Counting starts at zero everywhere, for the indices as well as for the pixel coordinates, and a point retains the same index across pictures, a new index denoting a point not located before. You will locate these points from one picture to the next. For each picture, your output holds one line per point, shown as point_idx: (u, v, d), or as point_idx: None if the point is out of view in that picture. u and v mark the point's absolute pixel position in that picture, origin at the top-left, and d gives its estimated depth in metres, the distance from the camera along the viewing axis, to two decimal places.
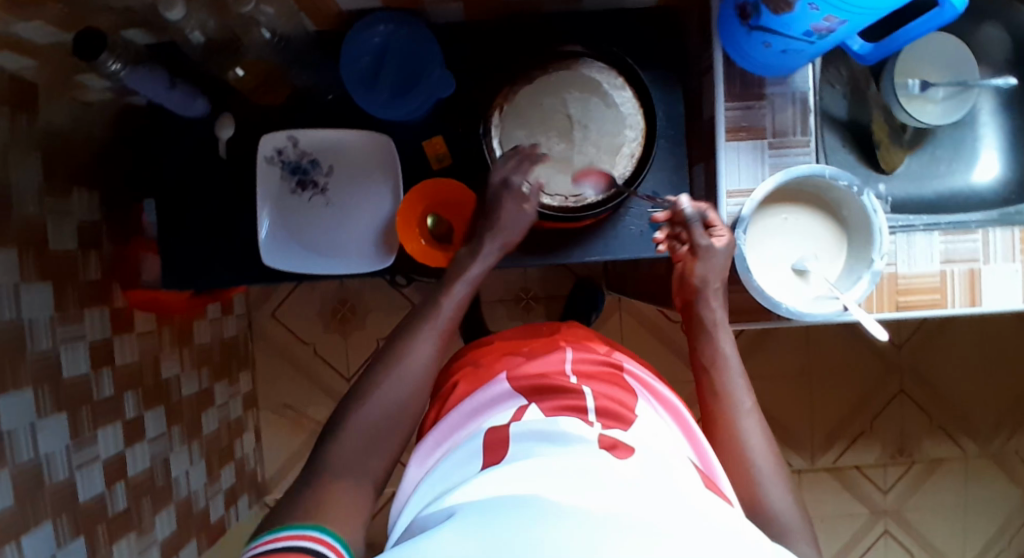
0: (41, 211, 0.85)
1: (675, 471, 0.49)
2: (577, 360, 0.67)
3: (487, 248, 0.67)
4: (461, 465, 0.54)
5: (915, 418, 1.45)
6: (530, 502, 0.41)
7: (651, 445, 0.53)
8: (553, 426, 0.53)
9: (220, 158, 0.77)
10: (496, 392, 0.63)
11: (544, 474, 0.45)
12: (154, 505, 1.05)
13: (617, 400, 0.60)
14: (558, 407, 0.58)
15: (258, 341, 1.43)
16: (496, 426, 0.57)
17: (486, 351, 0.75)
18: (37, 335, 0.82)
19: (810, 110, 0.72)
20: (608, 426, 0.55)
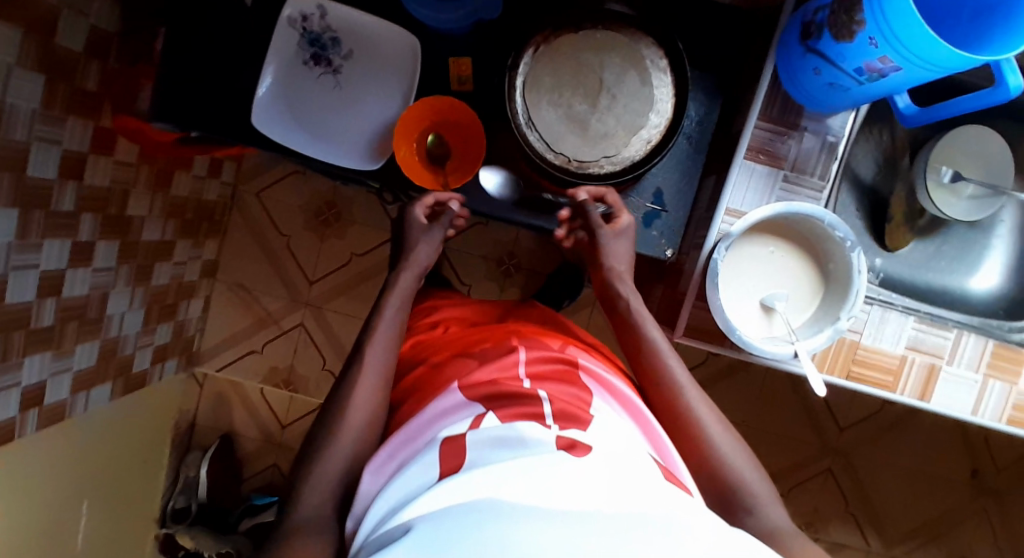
0: (60, 0, 0.81)
1: (631, 464, 0.48)
2: (532, 358, 0.64)
3: (403, 278, 0.74)
4: (416, 473, 0.49)
5: (834, 500, 1.46)
6: (492, 511, 0.40)
7: (612, 444, 0.51)
8: (512, 432, 0.50)
9: (246, 4, 0.74)
10: (444, 405, 0.58)
11: (503, 476, 0.44)
12: (79, 333, 1.03)
13: (574, 401, 0.57)
14: (516, 414, 0.54)
15: (236, 215, 1.41)
16: (452, 434, 0.52)
17: (437, 344, 0.75)
18: (14, 123, 0.78)
19: (835, 157, 0.70)
20: (566, 428, 0.51)
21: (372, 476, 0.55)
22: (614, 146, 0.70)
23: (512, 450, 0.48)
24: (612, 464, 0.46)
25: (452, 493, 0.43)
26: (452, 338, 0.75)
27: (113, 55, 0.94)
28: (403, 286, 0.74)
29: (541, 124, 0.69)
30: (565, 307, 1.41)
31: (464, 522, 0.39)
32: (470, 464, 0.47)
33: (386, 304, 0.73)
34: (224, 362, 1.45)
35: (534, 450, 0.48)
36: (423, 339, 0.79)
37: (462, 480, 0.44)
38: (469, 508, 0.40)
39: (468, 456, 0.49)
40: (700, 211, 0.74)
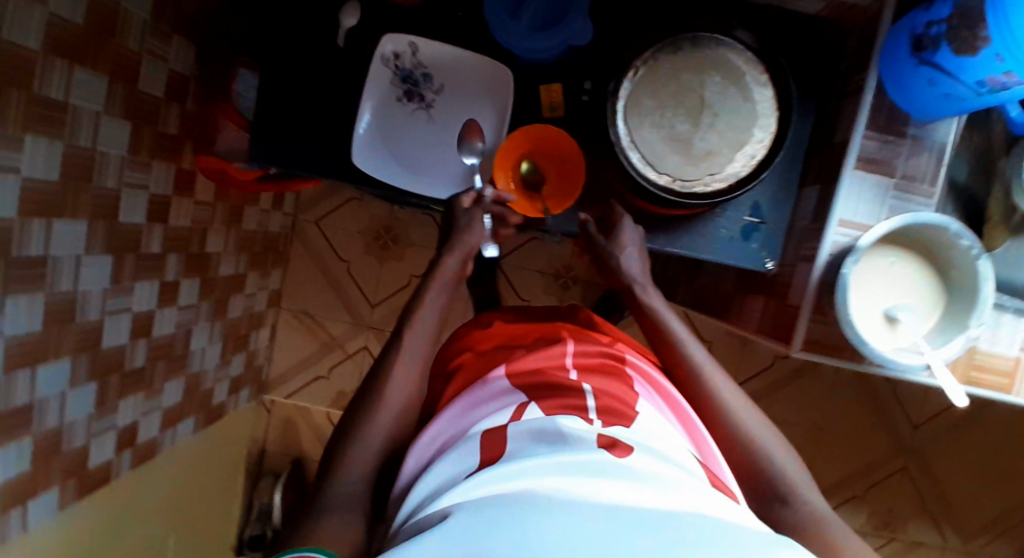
0: (141, 50, 0.83)
1: (672, 467, 0.49)
2: (580, 351, 0.67)
3: (449, 259, 0.73)
4: (457, 458, 0.52)
5: (909, 498, 1.43)
6: (527, 505, 0.41)
7: (653, 439, 0.53)
8: (554, 425, 0.51)
9: (337, 45, 0.75)
10: (495, 389, 0.62)
11: (551, 477, 0.45)
12: (167, 371, 1.06)
13: (619, 397, 0.59)
14: (559, 407, 0.56)
15: (297, 243, 1.43)
16: (493, 426, 0.54)
17: (489, 336, 0.79)
18: (105, 171, 0.81)
19: (944, 162, 0.69)
20: (608, 424, 0.53)
21: (413, 461, 0.58)
22: (718, 165, 0.69)
23: (552, 445, 0.49)
24: (655, 468, 0.47)
25: (498, 481, 0.45)
26: (500, 333, 0.80)
27: (191, 98, 0.96)
28: (447, 270, 0.73)
29: (644, 146, 0.69)
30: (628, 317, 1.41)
31: (508, 518, 0.39)
32: (511, 454, 0.49)
33: (429, 290, 0.72)
34: (294, 389, 1.47)
35: (580, 451, 0.47)
36: (471, 332, 0.83)
37: (507, 472, 0.46)
38: (514, 502, 0.41)
39: (511, 446, 0.50)
40: (804, 223, 0.74)
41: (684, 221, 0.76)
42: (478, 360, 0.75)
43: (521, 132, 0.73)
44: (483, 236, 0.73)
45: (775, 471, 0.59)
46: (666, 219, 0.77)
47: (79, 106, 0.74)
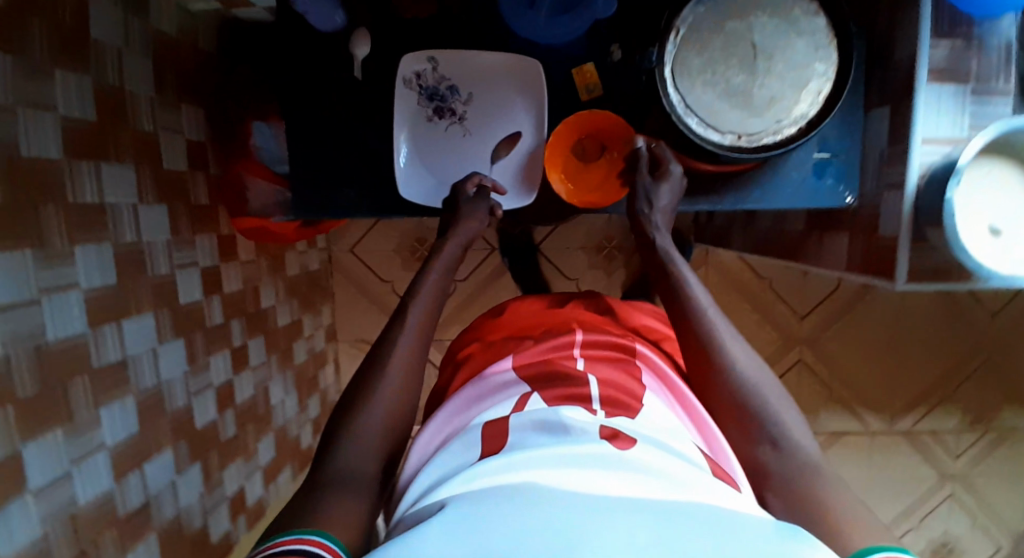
0: (155, 128, 0.81)
1: (675, 460, 0.48)
2: (589, 340, 0.67)
3: (448, 248, 0.68)
4: (456, 451, 0.53)
5: (999, 388, 1.41)
6: (529, 496, 0.40)
7: (658, 432, 0.52)
8: (557, 416, 0.52)
9: (355, 78, 0.72)
10: (502, 380, 0.62)
11: (544, 468, 0.45)
12: (257, 432, 1.07)
13: (624, 387, 0.59)
14: (561, 398, 0.57)
15: (337, 275, 1.42)
16: (495, 418, 0.55)
17: (497, 328, 0.77)
18: (156, 259, 0.81)
19: (1016, 55, 0.65)
20: (614, 415, 0.54)
21: (417, 457, 0.61)
22: (784, 111, 0.64)
23: (556, 436, 0.50)
24: (654, 457, 0.47)
25: (495, 472, 0.46)
26: (511, 322, 0.77)
27: (213, 162, 0.94)
28: (448, 256, 0.68)
29: (700, 108, 0.64)
30: None
31: (504, 503, 0.40)
32: (513, 444, 0.50)
33: (430, 272, 0.67)
34: None
35: (576, 440, 0.48)
36: (484, 319, 0.83)
37: (503, 464, 0.46)
38: (512, 490, 0.42)
39: (511, 438, 0.51)
40: (879, 150, 0.70)
41: (728, 173, 0.72)
42: (486, 350, 0.74)
43: (573, 119, 0.71)
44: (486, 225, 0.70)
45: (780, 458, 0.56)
46: (728, 176, 0.72)
47: (115, 204, 0.73)
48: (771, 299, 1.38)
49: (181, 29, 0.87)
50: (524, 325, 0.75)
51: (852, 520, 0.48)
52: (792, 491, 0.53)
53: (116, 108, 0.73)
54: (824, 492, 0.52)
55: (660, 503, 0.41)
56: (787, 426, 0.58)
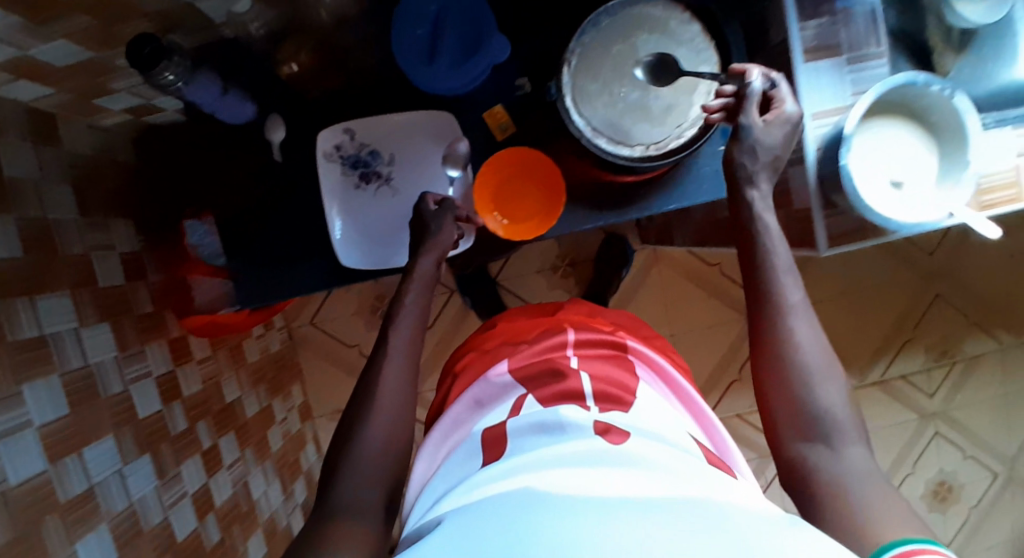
0: (86, 248, 0.81)
1: (667, 452, 0.50)
2: (581, 340, 0.70)
3: (424, 263, 0.69)
4: (462, 463, 0.58)
5: (954, 319, 1.48)
6: (532, 498, 0.42)
7: (649, 421, 0.57)
8: (555, 417, 0.55)
9: (276, 161, 0.74)
10: (501, 383, 0.66)
11: (538, 471, 0.47)
12: (243, 531, 1.04)
13: (616, 383, 0.62)
14: (557, 398, 0.60)
15: (303, 350, 1.40)
16: (492, 424, 0.60)
17: (494, 335, 0.79)
18: (108, 378, 0.79)
19: (880, 20, 0.70)
20: (607, 410, 0.58)
21: (423, 467, 0.68)
22: (683, 115, 0.69)
23: (553, 435, 0.53)
24: (644, 448, 0.50)
25: (492, 482, 0.48)
26: (507, 329, 0.79)
27: (150, 270, 0.94)
28: (424, 271, 0.69)
29: (604, 127, 0.68)
30: (629, 276, 1.41)
31: (492, 509, 0.43)
32: (512, 449, 0.54)
33: (409, 289, 0.68)
34: None
35: (573, 437, 0.52)
36: (474, 335, 0.85)
37: (505, 471, 0.49)
38: (502, 497, 0.44)
39: (509, 445, 0.55)
40: None
41: (645, 181, 0.76)
42: (480, 359, 0.76)
43: (498, 156, 0.74)
44: (453, 239, 0.69)
45: (819, 413, 0.54)
46: (647, 181, 0.76)
47: (57, 332, 0.72)
48: (724, 283, 1.44)
49: (97, 147, 0.88)
50: (520, 330, 0.77)
51: (900, 518, 0.46)
52: (830, 491, 0.50)
53: (42, 237, 0.73)
54: (866, 498, 0.49)
55: (644, 500, 0.41)
56: (846, 426, 0.54)
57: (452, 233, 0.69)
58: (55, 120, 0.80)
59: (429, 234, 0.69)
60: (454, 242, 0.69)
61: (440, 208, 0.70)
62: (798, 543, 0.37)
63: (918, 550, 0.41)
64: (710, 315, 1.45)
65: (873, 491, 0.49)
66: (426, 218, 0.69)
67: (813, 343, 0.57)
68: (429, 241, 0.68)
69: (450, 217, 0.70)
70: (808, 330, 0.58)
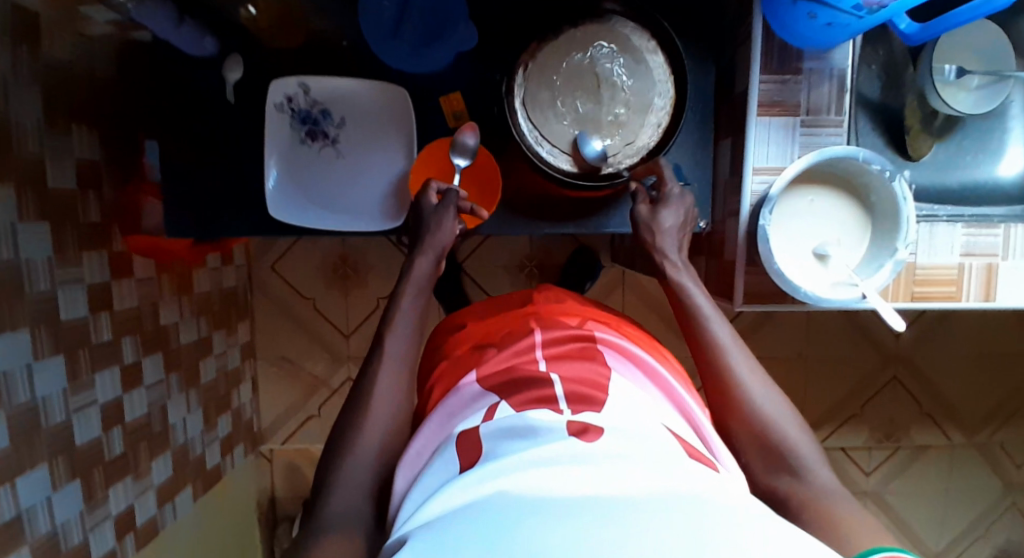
0: (42, 149, 0.82)
1: (644, 446, 0.48)
2: (549, 340, 0.68)
3: (421, 262, 0.71)
4: (439, 467, 0.53)
5: (907, 404, 1.46)
6: (520, 512, 0.40)
7: (629, 420, 0.53)
8: (523, 421, 0.52)
9: (229, 102, 0.74)
10: (469, 395, 0.61)
11: (522, 474, 0.45)
12: (151, 451, 1.07)
13: (587, 382, 0.59)
14: (530, 403, 0.57)
15: (259, 292, 1.43)
16: (467, 429, 0.55)
17: (466, 335, 0.78)
18: (35, 275, 0.81)
19: (846, 89, 0.69)
20: (579, 411, 0.54)
21: (406, 475, 0.58)
22: (620, 145, 0.71)
23: (525, 439, 0.50)
24: (621, 449, 0.47)
25: (470, 487, 0.45)
26: (479, 328, 0.78)
27: (107, 180, 0.96)
28: (419, 273, 0.71)
29: (552, 137, 0.70)
30: (590, 290, 1.41)
31: (475, 520, 0.40)
32: (491, 453, 0.50)
33: (404, 293, 0.70)
34: (288, 435, 1.47)
35: (546, 438, 0.49)
36: (448, 331, 0.85)
37: (484, 474, 0.46)
38: (477, 507, 0.42)
39: (487, 446, 0.52)
40: (724, 179, 0.73)
41: (591, 200, 0.76)
42: (455, 365, 0.73)
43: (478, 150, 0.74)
44: (452, 235, 0.70)
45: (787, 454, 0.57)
46: (591, 201, 0.76)
47: None
48: None
49: (77, 54, 0.90)
50: (489, 331, 0.76)
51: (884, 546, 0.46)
52: (817, 529, 0.51)
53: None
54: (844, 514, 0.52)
55: (622, 501, 0.40)
56: (807, 453, 0.58)
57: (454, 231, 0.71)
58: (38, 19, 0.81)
59: (433, 230, 0.70)
60: (453, 237, 0.71)
61: (440, 204, 0.71)
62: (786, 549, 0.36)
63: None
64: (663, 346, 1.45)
65: (842, 505, 0.53)
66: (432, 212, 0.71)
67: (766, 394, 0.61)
68: (428, 241, 0.70)
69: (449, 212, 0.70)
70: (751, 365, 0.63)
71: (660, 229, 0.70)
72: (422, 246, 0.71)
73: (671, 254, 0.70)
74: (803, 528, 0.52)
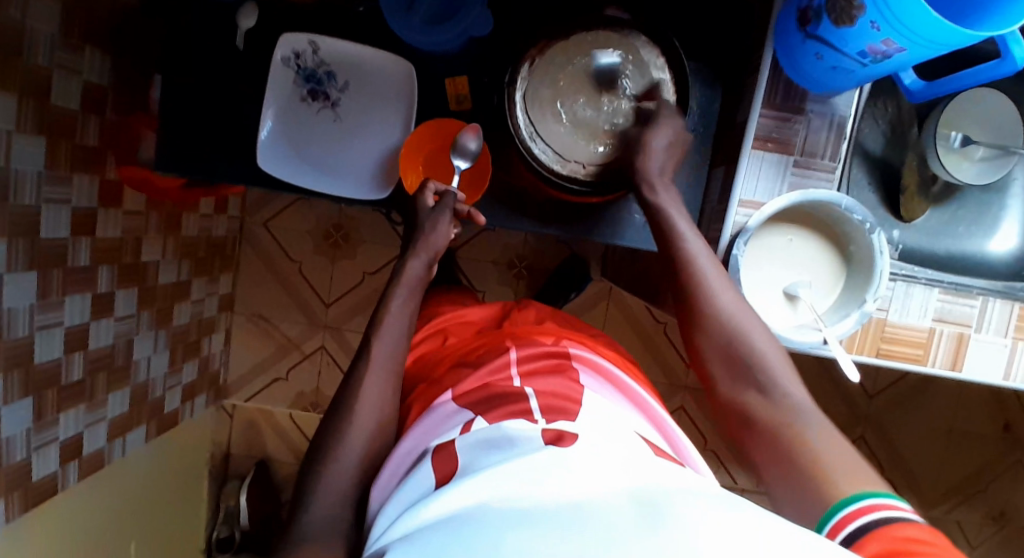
0: (49, 65, 0.83)
1: (619, 449, 0.47)
2: (523, 356, 0.69)
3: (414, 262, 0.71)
4: (420, 476, 0.51)
5: (870, 466, 1.45)
6: (505, 516, 0.38)
7: (602, 428, 0.53)
8: (501, 433, 0.51)
9: (237, 48, 0.74)
10: (443, 413, 0.60)
11: (502, 482, 0.43)
12: (109, 383, 1.07)
13: (561, 395, 0.59)
14: (504, 416, 0.56)
15: (248, 246, 1.43)
16: (445, 440, 0.55)
17: (441, 358, 0.78)
18: (21, 187, 0.81)
19: (844, 136, 0.69)
20: (553, 420, 0.53)
21: (390, 473, 0.58)
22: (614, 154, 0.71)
23: (502, 451, 0.49)
24: (599, 455, 0.45)
25: (449, 499, 0.43)
26: (454, 349, 0.79)
27: (110, 107, 0.96)
28: (411, 274, 0.71)
29: (547, 136, 0.70)
30: (574, 300, 1.41)
31: (452, 529, 0.38)
32: (469, 465, 0.49)
33: (395, 295, 0.70)
34: (252, 393, 1.47)
35: (522, 448, 0.48)
36: (426, 343, 0.84)
37: (465, 484, 0.44)
38: (459, 517, 0.40)
39: (466, 459, 0.50)
40: (713, 206, 0.73)
41: (581, 206, 0.77)
42: (434, 380, 0.73)
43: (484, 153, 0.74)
44: (447, 237, 0.70)
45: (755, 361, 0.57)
46: (580, 206, 0.77)
47: None
48: (662, 343, 1.44)
49: None
50: (472, 348, 0.76)
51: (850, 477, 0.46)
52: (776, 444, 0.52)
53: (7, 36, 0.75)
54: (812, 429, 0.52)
55: (598, 505, 0.38)
56: (780, 373, 0.57)
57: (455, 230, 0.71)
58: None
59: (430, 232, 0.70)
60: (449, 239, 0.70)
61: (437, 204, 0.72)
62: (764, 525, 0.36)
63: (873, 506, 0.42)
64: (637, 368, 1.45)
65: (811, 423, 0.52)
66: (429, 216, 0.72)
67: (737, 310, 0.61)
68: (421, 242, 0.71)
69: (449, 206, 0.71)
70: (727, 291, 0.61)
71: (648, 148, 0.67)
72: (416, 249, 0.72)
73: (654, 177, 0.67)
74: (769, 444, 0.53)
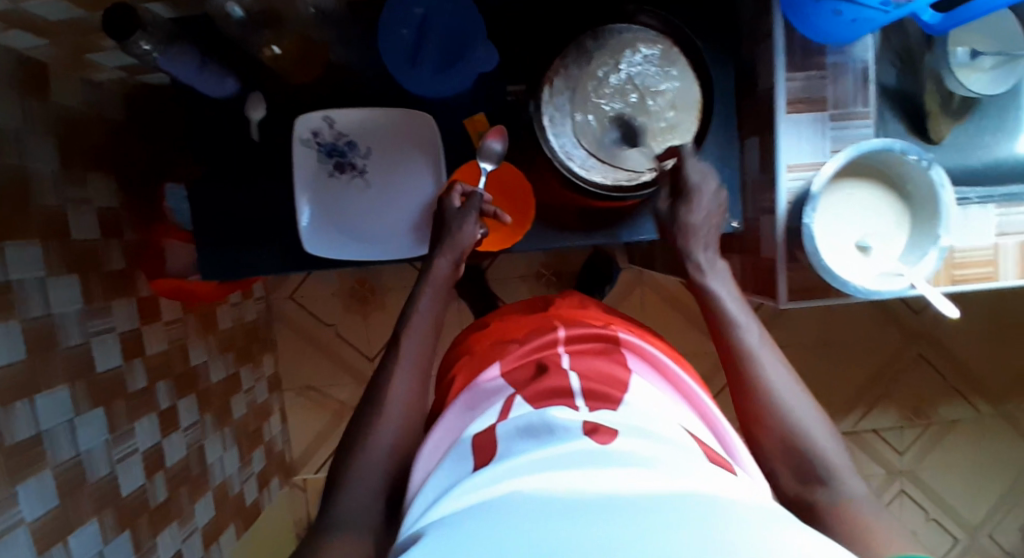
0: (62, 200, 0.82)
1: (660, 445, 0.45)
2: (571, 336, 0.64)
3: (442, 261, 0.70)
4: (452, 468, 0.50)
5: (932, 380, 1.46)
6: (541, 508, 0.37)
7: (644, 419, 0.50)
8: (540, 420, 0.49)
9: (253, 140, 0.74)
10: (492, 392, 0.59)
11: (536, 475, 0.41)
12: (192, 494, 1.06)
13: (602, 381, 0.56)
14: (543, 396, 0.55)
15: (278, 323, 1.42)
16: (481, 428, 0.53)
17: (481, 338, 0.74)
18: (68, 331, 0.80)
19: (870, 79, 0.69)
20: (595, 407, 0.51)
21: (425, 460, 0.56)
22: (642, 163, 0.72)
23: (539, 439, 0.47)
24: (638, 453, 0.43)
25: (478, 489, 0.42)
26: (495, 329, 0.74)
27: (126, 226, 0.95)
28: (440, 274, 0.70)
29: (582, 153, 0.71)
30: (610, 293, 1.41)
31: (485, 518, 0.37)
32: (504, 455, 0.47)
33: (423, 294, 0.69)
34: (321, 463, 1.46)
35: (561, 440, 0.46)
36: (469, 335, 0.80)
37: (499, 474, 0.43)
38: (492, 507, 0.38)
39: (499, 447, 0.48)
40: (757, 178, 0.74)
41: (626, 208, 0.76)
42: (474, 359, 0.70)
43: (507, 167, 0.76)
44: (473, 238, 0.70)
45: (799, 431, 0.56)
46: (625, 208, 0.76)
47: (22, 280, 0.73)
48: None
49: (87, 100, 0.90)
50: (509, 330, 0.72)
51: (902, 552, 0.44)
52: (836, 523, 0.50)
53: (18, 185, 0.74)
54: (847, 488, 0.53)
55: (628, 499, 0.37)
56: (828, 452, 0.55)
57: (474, 234, 0.70)
58: (48, 71, 0.81)
59: (458, 231, 0.70)
60: (475, 240, 0.70)
61: (464, 207, 0.71)
62: (798, 536, 0.34)
63: None
64: (686, 343, 1.45)
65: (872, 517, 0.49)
66: (453, 217, 0.70)
67: (782, 382, 0.60)
68: (448, 241, 0.69)
69: (471, 205, 0.70)
70: (759, 339, 0.62)
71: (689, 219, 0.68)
72: (445, 249, 0.71)
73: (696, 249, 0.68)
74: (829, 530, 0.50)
